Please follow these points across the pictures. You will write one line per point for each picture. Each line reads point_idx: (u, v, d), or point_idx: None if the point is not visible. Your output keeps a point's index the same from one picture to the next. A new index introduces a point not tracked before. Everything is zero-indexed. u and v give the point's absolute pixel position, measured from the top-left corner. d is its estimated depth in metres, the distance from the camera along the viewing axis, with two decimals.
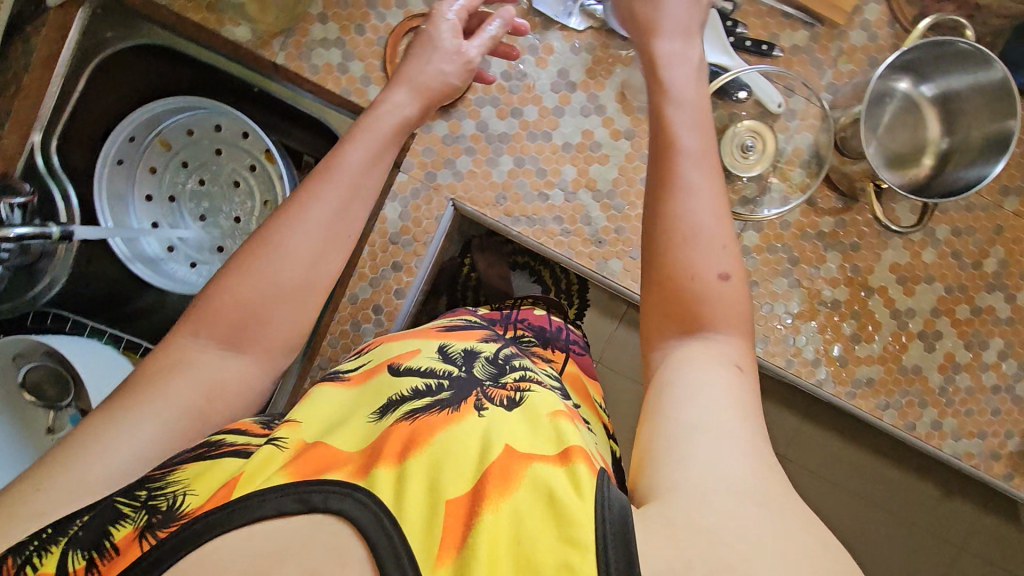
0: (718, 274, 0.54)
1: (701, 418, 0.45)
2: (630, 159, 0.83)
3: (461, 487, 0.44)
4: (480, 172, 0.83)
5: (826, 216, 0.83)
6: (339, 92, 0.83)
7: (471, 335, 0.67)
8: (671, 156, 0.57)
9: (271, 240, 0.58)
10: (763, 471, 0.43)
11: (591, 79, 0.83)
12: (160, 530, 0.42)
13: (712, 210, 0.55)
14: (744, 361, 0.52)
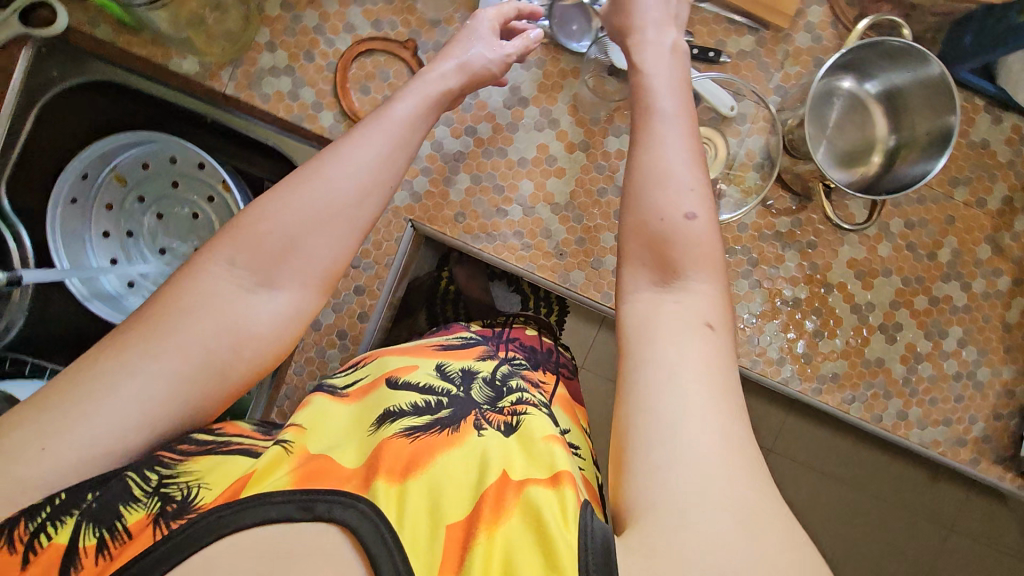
0: (686, 212, 0.53)
1: (686, 419, 0.42)
2: (586, 170, 0.84)
3: (460, 510, 0.45)
4: (437, 192, 0.83)
5: (782, 216, 0.84)
6: (291, 119, 0.82)
7: (468, 355, 0.69)
8: (645, 116, 0.58)
9: (308, 173, 0.54)
10: (745, 482, 0.41)
11: (543, 94, 0.83)
12: (173, 521, 0.42)
13: (690, 158, 0.55)
14: (720, 318, 0.50)
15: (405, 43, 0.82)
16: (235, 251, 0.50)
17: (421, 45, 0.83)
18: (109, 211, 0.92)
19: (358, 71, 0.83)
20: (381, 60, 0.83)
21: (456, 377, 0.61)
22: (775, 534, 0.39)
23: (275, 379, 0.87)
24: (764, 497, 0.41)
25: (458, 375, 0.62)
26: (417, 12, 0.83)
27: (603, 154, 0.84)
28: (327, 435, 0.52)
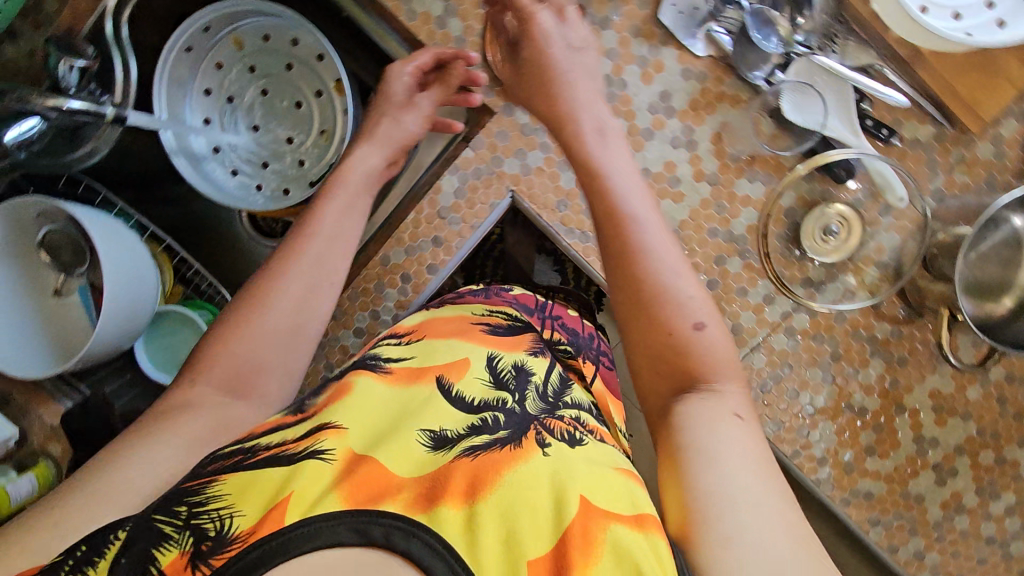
0: (693, 322, 0.53)
1: (744, 496, 0.42)
2: (705, 204, 0.78)
3: (542, 545, 0.42)
4: (547, 172, 0.79)
5: (884, 322, 0.78)
6: (430, 46, 0.77)
7: (518, 343, 0.65)
8: (624, 226, 0.56)
9: (258, 301, 0.62)
10: (818, 554, 0.41)
11: (693, 110, 0.77)
12: (213, 557, 0.39)
13: (670, 258, 0.56)
14: (743, 406, 0.51)
15: None
16: (203, 387, 0.57)
17: (588, 15, 0.76)
18: (218, 71, 0.90)
19: None
20: None
21: (511, 381, 0.59)
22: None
23: None
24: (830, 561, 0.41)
25: (512, 378, 0.59)
26: None
27: (729, 194, 0.77)
28: (364, 422, 0.52)
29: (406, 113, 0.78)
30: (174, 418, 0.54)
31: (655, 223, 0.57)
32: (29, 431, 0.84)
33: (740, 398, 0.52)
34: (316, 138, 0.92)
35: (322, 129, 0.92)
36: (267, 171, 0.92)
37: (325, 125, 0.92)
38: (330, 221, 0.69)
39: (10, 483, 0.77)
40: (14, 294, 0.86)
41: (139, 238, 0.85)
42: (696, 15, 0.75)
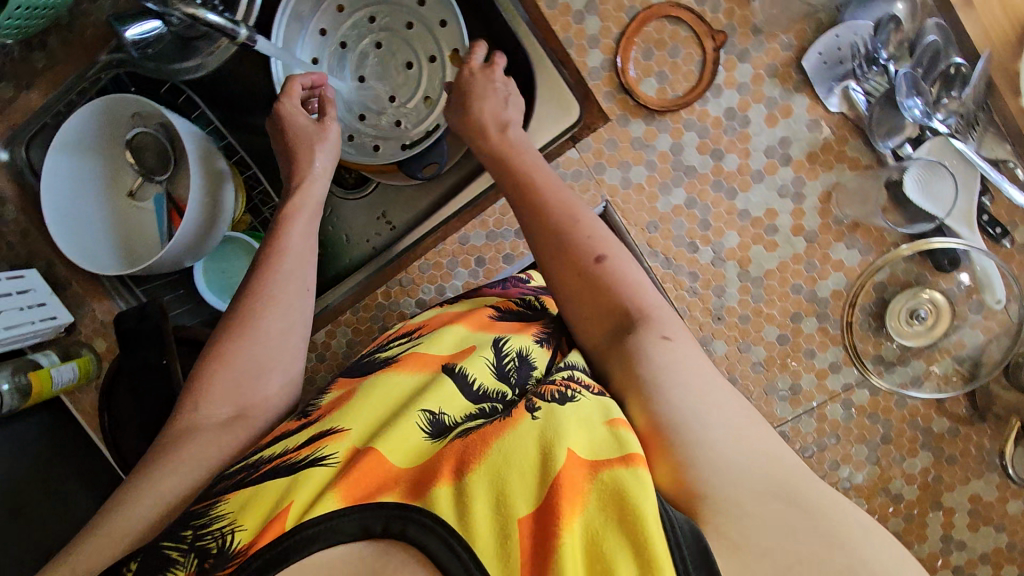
0: (596, 256, 0.58)
1: (693, 419, 0.46)
2: (796, 259, 0.76)
3: (529, 500, 0.45)
4: (647, 190, 0.77)
5: (944, 417, 0.77)
6: (562, 37, 0.76)
7: (530, 327, 0.67)
8: (539, 208, 0.63)
9: (240, 324, 0.65)
10: (766, 450, 0.46)
11: (809, 163, 0.75)
12: (218, 572, 0.43)
13: (558, 208, 0.62)
14: (671, 325, 0.54)
15: (716, 33, 0.74)
16: (206, 411, 0.60)
17: (728, 44, 0.74)
18: (338, 14, 0.89)
19: (652, 31, 0.75)
20: (681, 34, 0.75)
21: (512, 370, 0.61)
22: (813, 494, 0.45)
23: (395, 261, 0.85)
24: (789, 462, 0.47)
25: (514, 364, 0.61)
26: (747, 7, 0.73)
27: (822, 254, 0.76)
28: (365, 416, 0.55)
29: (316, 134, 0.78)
30: (181, 448, 0.57)
31: (551, 189, 0.64)
32: (80, 321, 0.86)
33: (672, 318, 0.55)
34: (417, 102, 0.89)
35: (426, 95, 0.89)
36: (359, 123, 0.89)
37: (430, 91, 0.89)
38: (303, 236, 0.72)
39: (56, 367, 0.81)
40: (94, 187, 0.87)
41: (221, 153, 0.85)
42: (837, 70, 0.73)
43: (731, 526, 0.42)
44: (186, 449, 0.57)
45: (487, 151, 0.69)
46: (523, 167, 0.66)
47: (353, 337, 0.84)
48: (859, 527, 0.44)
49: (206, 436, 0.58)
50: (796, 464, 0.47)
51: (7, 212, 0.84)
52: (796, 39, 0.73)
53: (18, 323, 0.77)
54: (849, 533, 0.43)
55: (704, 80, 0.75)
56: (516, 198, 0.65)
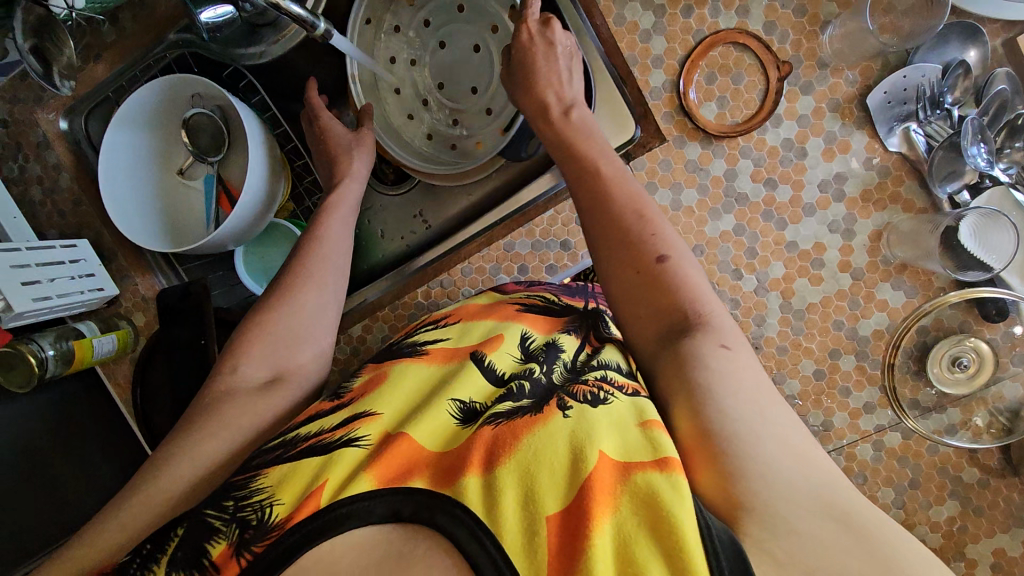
0: (657, 256, 0.53)
1: (747, 429, 0.41)
2: (840, 295, 0.76)
3: (561, 497, 0.42)
4: (697, 214, 0.77)
5: (975, 468, 0.75)
6: (626, 55, 0.77)
7: (554, 321, 0.67)
8: (596, 187, 0.58)
9: (278, 302, 0.65)
10: (822, 470, 0.41)
11: (862, 201, 0.75)
12: (255, 545, 0.42)
13: (620, 199, 0.57)
14: (731, 335, 0.49)
15: (780, 63, 0.74)
16: (244, 373, 0.59)
17: (792, 75, 0.75)
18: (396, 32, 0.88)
19: (717, 56, 0.76)
20: (745, 61, 0.75)
21: (540, 357, 0.60)
22: (881, 529, 0.38)
23: (437, 263, 0.86)
24: (852, 491, 0.41)
25: (544, 354, 0.60)
26: (816, 40, 0.74)
27: (867, 292, 0.76)
28: (396, 403, 0.54)
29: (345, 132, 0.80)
30: (221, 409, 0.56)
31: (618, 175, 0.59)
32: (123, 293, 0.88)
33: (733, 330, 0.50)
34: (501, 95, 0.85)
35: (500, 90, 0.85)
36: (460, 128, 0.89)
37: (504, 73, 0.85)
38: (343, 227, 0.74)
39: (98, 337, 0.82)
40: (144, 161, 0.87)
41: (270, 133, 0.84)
42: (900, 109, 0.73)
43: (778, 543, 0.37)
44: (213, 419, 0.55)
45: (549, 129, 0.64)
46: (587, 146, 0.61)
47: (389, 333, 0.86)
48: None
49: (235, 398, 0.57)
50: (862, 499, 0.41)
51: (63, 179, 0.86)
52: (862, 76, 0.73)
53: (67, 293, 0.79)
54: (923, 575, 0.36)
55: (765, 108, 0.75)
56: (577, 181, 0.60)
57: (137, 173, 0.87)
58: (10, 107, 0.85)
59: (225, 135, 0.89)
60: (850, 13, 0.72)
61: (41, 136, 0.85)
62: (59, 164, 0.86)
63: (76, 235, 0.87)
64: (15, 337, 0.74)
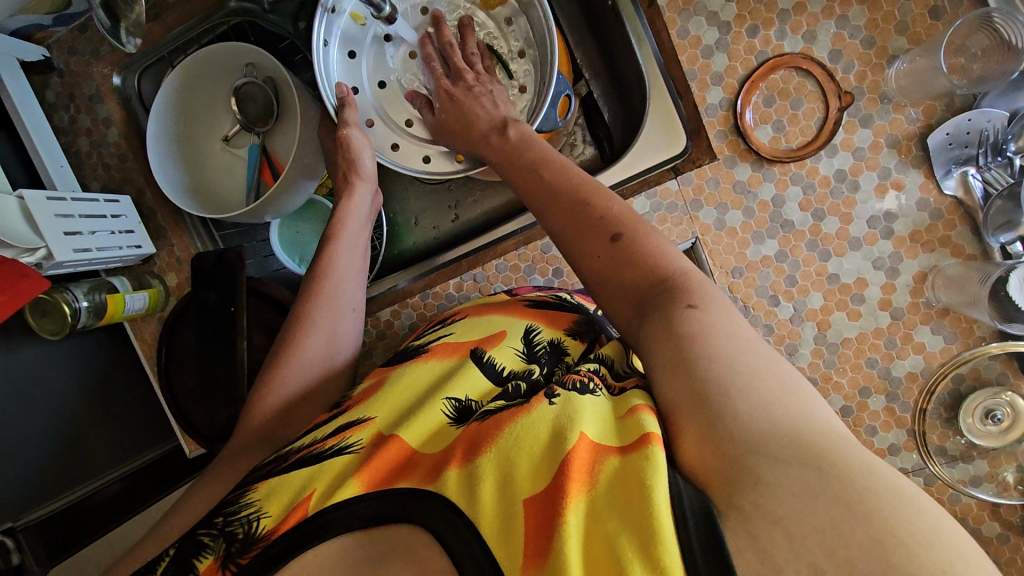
0: (610, 236, 0.51)
1: (713, 384, 0.38)
2: (877, 333, 0.75)
3: (540, 484, 0.40)
4: (739, 236, 0.77)
5: (997, 523, 0.73)
6: (684, 69, 0.77)
7: (567, 319, 0.64)
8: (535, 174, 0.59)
9: (302, 327, 0.64)
10: (816, 426, 0.36)
11: (910, 240, 0.74)
12: (241, 557, 0.44)
13: (563, 187, 0.56)
14: (704, 293, 0.45)
15: (842, 93, 0.73)
16: (259, 413, 0.60)
17: (853, 107, 0.74)
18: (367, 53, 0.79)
19: (779, 79, 0.75)
20: (807, 87, 0.74)
21: (543, 355, 0.58)
22: (865, 473, 0.33)
23: (470, 256, 0.86)
24: (834, 434, 0.36)
25: (547, 351, 0.59)
26: (881, 74, 0.73)
27: (905, 333, 0.75)
28: (391, 402, 0.54)
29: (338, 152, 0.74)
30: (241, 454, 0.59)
31: (559, 166, 0.58)
32: (158, 253, 0.88)
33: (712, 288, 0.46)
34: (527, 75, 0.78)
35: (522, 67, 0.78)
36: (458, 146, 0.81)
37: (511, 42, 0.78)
38: (351, 257, 0.70)
39: (131, 294, 0.83)
40: (190, 129, 0.88)
41: (314, 106, 0.83)
42: (960, 152, 0.72)
43: (746, 497, 0.33)
44: (239, 452, 0.59)
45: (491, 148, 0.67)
46: (534, 151, 0.62)
47: (417, 321, 0.86)
48: (936, 525, 0.31)
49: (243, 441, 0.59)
50: (851, 443, 0.35)
51: (112, 133, 0.87)
52: (924, 114, 0.72)
53: (108, 247, 0.79)
54: (913, 521, 0.31)
55: (821, 137, 0.74)
56: (526, 182, 0.60)
57: (184, 141, 0.88)
58: (67, 57, 0.86)
59: (273, 106, 0.87)
60: (920, 49, 0.71)
61: (94, 89, 0.86)
62: (109, 119, 0.87)
63: (118, 190, 0.88)
64: (53, 286, 0.76)
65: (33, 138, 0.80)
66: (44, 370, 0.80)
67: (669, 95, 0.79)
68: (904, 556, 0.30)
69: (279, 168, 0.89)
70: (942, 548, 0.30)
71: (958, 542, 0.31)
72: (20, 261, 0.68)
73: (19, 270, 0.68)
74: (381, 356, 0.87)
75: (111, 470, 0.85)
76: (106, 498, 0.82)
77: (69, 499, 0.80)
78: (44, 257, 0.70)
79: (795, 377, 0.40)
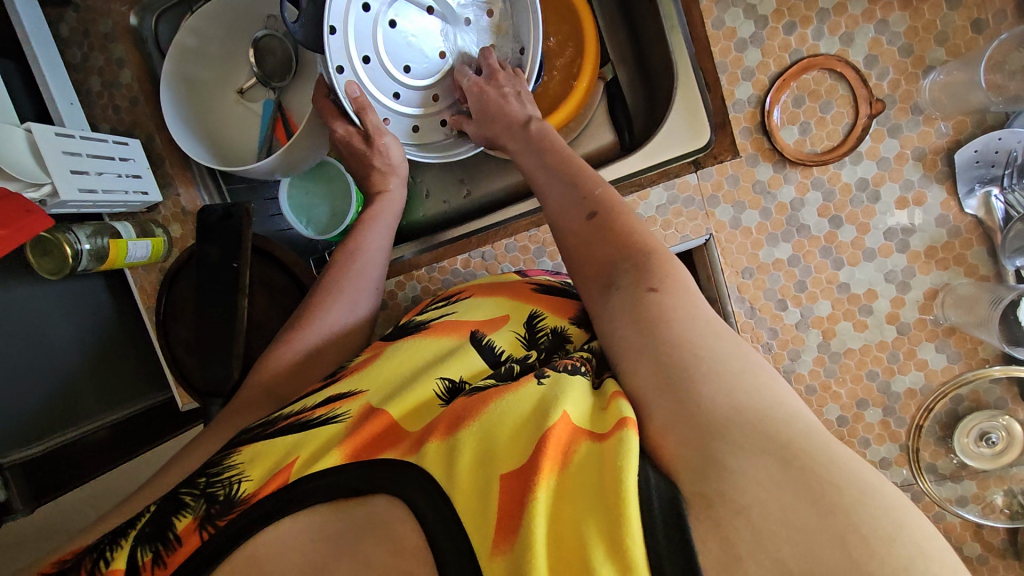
0: (588, 214, 0.54)
1: (677, 363, 0.37)
2: (881, 347, 0.75)
3: (516, 461, 0.39)
4: (754, 236, 0.76)
5: (978, 543, 0.74)
6: (714, 61, 0.75)
7: (574, 304, 0.62)
8: (544, 161, 0.62)
9: (307, 313, 0.65)
10: (796, 421, 0.34)
11: (925, 256, 0.73)
12: (219, 519, 0.43)
13: (563, 172, 0.59)
14: (668, 276, 0.45)
15: (874, 101, 0.72)
16: (258, 378, 0.61)
17: (883, 115, 0.72)
18: (374, 17, 0.69)
19: (810, 80, 0.73)
20: (838, 91, 0.73)
21: (543, 341, 0.57)
22: (837, 466, 0.32)
23: (480, 234, 0.86)
24: (800, 422, 0.34)
25: (547, 337, 0.57)
26: (915, 84, 0.71)
27: (909, 349, 0.74)
28: (381, 378, 0.54)
29: (373, 156, 0.74)
30: (239, 413, 0.59)
31: (561, 157, 0.61)
32: (164, 202, 0.88)
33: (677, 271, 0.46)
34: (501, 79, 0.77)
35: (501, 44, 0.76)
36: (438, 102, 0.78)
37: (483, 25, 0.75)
38: (379, 236, 0.72)
39: (133, 241, 0.82)
40: (208, 80, 0.86)
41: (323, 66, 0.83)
42: (985, 171, 0.71)
43: (712, 484, 0.32)
44: (242, 408, 0.59)
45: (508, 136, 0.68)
46: (547, 138, 0.64)
47: (420, 294, 0.85)
48: (899, 522, 0.30)
49: (249, 398, 0.60)
50: (820, 433, 0.34)
51: (124, 75, 0.85)
52: (954, 129, 0.71)
53: (114, 190, 0.78)
54: (877, 517, 0.30)
55: (847, 143, 0.73)
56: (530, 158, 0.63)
57: (198, 91, 0.86)
58: None
59: (292, 61, 0.86)
60: (958, 62, 0.69)
61: (109, 28, 0.84)
62: (123, 60, 0.84)
63: (126, 134, 0.86)
64: (55, 225, 0.74)
65: (44, 71, 0.78)
66: (38, 310, 0.79)
67: (698, 81, 0.78)
68: (864, 551, 0.29)
69: (292, 126, 0.87)
70: (905, 546, 0.29)
71: (922, 537, 0.30)
72: (25, 196, 0.67)
73: (23, 206, 0.66)
74: (381, 324, 0.86)
75: (99, 416, 0.84)
76: (94, 444, 0.82)
77: (55, 441, 0.78)
78: (48, 194, 0.69)
79: (760, 364, 0.39)
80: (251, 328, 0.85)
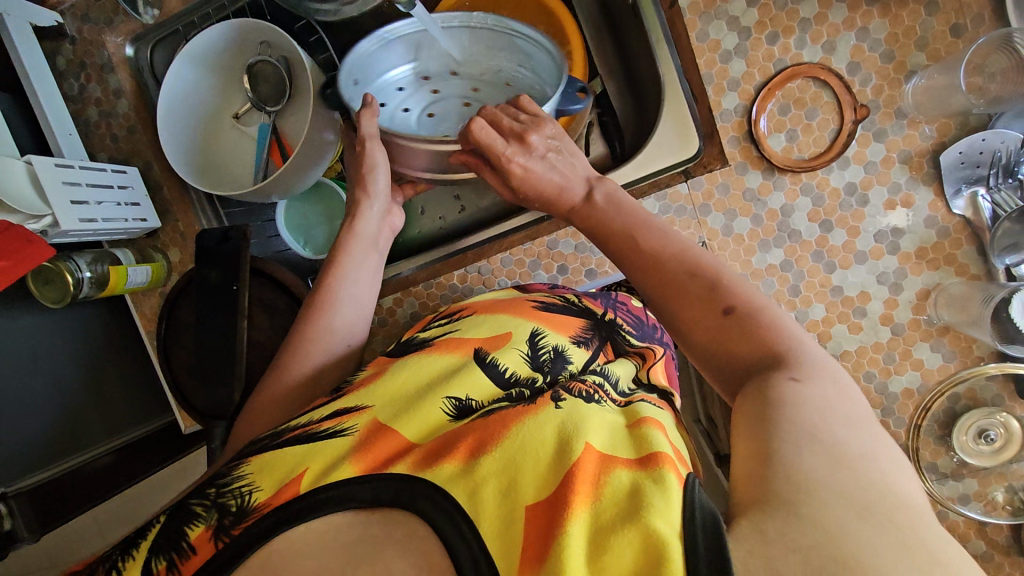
0: (719, 307, 0.48)
1: (789, 446, 0.35)
2: (876, 347, 0.76)
3: (544, 491, 0.40)
4: (746, 243, 0.77)
5: (983, 542, 0.74)
6: (701, 72, 0.76)
7: (571, 326, 0.65)
8: (630, 233, 0.55)
9: (311, 329, 0.65)
10: (899, 501, 0.33)
11: (916, 257, 0.74)
12: (232, 529, 0.43)
13: (662, 247, 0.53)
14: (809, 369, 0.42)
15: (858, 106, 0.73)
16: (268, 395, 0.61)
17: (868, 120, 0.73)
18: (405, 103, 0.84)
19: (795, 88, 0.74)
20: (823, 98, 0.74)
21: (547, 362, 0.58)
22: (910, 530, 0.31)
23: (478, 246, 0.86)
24: (894, 495, 0.33)
25: (550, 355, 0.59)
26: (898, 88, 0.72)
27: (904, 349, 0.75)
28: (388, 394, 0.54)
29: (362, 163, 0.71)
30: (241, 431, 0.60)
31: (645, 229, 0.55)
32: (163, 227, 0.88)
33: (829, 368, 0.43)
34: None
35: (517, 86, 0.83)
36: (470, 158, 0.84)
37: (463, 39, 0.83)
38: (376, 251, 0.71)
39: (133, 266, 0.82)
40: (205, 104, 0.88)
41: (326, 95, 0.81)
42: (971, 172, 0.72)
43: (774, 524, 0.32)
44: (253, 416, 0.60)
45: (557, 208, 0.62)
46: (619, 203, 0.59)
47: (418, 310, 0.86)
48: None
49: (252, 411, 0.61)
50: (915, 511, 0.33)
51: (121, 105, 0.87)
52: (938, 131, 0.72)
53: (114, 218, 0.79)
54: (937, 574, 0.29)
55: (833, 149, 0.74)
56: (595, 230, 0.59)
57: (197, 118, 0.88)
58: (80, 24, 0.85)
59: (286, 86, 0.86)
60: (939, 67, 0.70)
61: (105, 59, 0.85)
62: (120, 90, 0.86)
63: (124, 163, 0.87)
64: (55, 254, 0.75)
65: (42, 104, 0.79)
66: (40, 339, 0.80)
67: (684, 92, 0.78)
68: None
69: (288, 150, 0.88)
70: None
71: None
72: (25, 227, 0.68)
73: (24, 235, 0.68)
74: (382, 341, 0.87)
75: (102, 441, 0.86)
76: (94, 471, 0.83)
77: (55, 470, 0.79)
78: (50, 225, 0.70)
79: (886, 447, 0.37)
80: (252, 350, 0.86)
